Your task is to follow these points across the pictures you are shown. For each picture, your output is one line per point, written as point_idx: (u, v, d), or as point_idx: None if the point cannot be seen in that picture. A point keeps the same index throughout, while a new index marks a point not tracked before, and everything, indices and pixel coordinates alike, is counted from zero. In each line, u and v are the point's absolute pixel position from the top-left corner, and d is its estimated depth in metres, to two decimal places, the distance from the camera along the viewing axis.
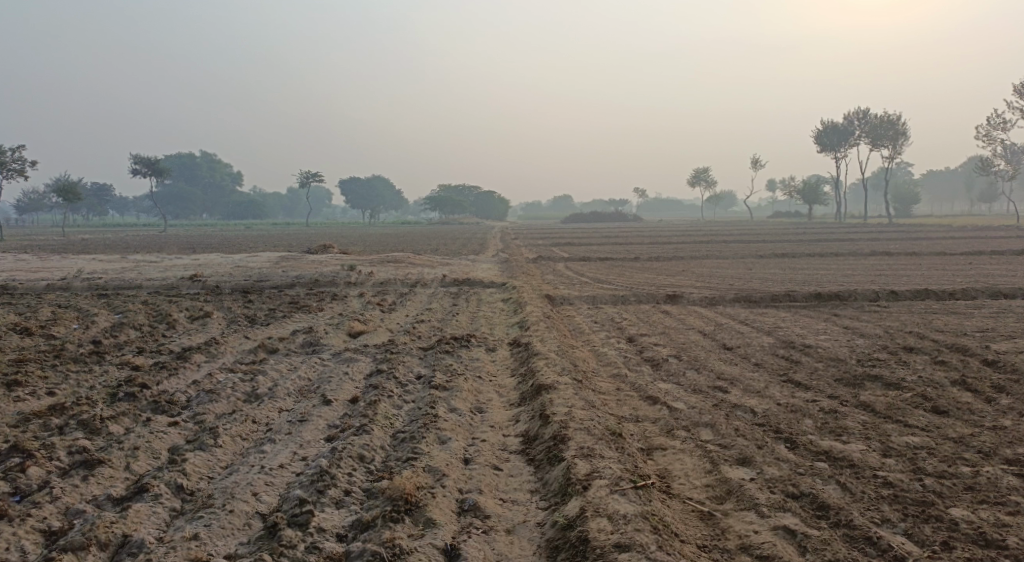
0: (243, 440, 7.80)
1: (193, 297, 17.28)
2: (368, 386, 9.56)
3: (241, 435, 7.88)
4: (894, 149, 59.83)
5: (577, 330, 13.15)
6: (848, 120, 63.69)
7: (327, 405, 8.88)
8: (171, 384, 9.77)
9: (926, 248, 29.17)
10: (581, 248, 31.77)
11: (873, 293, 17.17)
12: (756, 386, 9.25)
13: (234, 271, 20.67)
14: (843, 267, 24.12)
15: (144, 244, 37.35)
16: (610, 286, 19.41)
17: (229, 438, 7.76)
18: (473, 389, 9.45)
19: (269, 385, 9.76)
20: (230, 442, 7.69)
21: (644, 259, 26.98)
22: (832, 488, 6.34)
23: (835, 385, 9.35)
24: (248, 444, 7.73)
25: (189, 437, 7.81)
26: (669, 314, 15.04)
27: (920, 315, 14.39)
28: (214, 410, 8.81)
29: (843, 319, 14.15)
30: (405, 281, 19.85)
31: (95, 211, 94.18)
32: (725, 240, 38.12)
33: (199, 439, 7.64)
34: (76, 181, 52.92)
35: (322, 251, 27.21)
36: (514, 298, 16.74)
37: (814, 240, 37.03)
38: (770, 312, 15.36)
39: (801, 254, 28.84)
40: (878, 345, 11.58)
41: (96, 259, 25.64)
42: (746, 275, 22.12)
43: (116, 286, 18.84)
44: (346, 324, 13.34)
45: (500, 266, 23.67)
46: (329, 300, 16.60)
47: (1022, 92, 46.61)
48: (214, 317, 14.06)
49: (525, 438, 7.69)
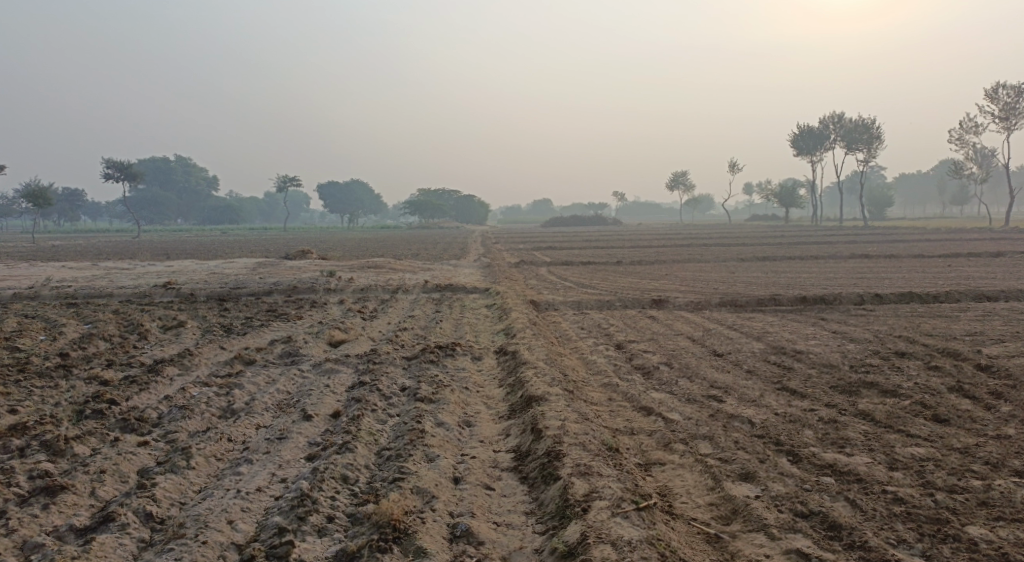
0: (217, 461, 7.45)
1: (166, 305, 16.84)
2: (351, 399, 9.22)
3: (215, 455, 7.54)
4: (869, 152, 60.10)
5: (564, 337, 12.86)
6: (823, 124, 64.01)
7: (307, 421, 8.53)
8: (141, 399, 9.39)
9: (904, 251, 29.18)
10: (562, 252, 31.48)
11: (859, 296, 17.01)
12: (750, 395, 8.99)
13: (209, 279, 20.21)
14: (824, 269, 24.03)
15: (119, 251, 36.70)
16: (594, 290, 19.15)
17: (203, 459, 7.41)
18: (460, 401, 9.13)
19: (246, 399, 9.40)
20: (203, 463, 7.35)
21: (626, 262, 26.78)
22: (841, 506, 6.09)
23: (831, 393, 9.10)
24: (223, 465, 7.37)
25: (160, 458, 7.46)
26: (656, 319, 14.77)
27: (908, 318, 14.21)
28: (187, 428, 8.46)
29: (831, 323, 13.94)
30: (386, 287, 19.49)
31: (66, 217, 93.07)
32: (706, 242, 38.06)
33: (171, 461, 7.30)
34: (47, 187, 52.00)
35: (299, 257, 26.80)
36: (498, 303, 16.44)
37: (793, 242, 37.00)
38: (757, 316, 15.15)
39: (782, 257, 28.75)
40: (870, 350, 11.36)
41: (65, 266, 25.10)
42: (729, 278, 21.94)
43: (86, 294, 18.32)
44: (326, 333, 12.97)
45: (482, 271, 23.36)
46: (308, 308, 16.21)
47: (993, 95, 46.92)
48: (188, 327, 13.64)
49: (517, 454, 7.38)
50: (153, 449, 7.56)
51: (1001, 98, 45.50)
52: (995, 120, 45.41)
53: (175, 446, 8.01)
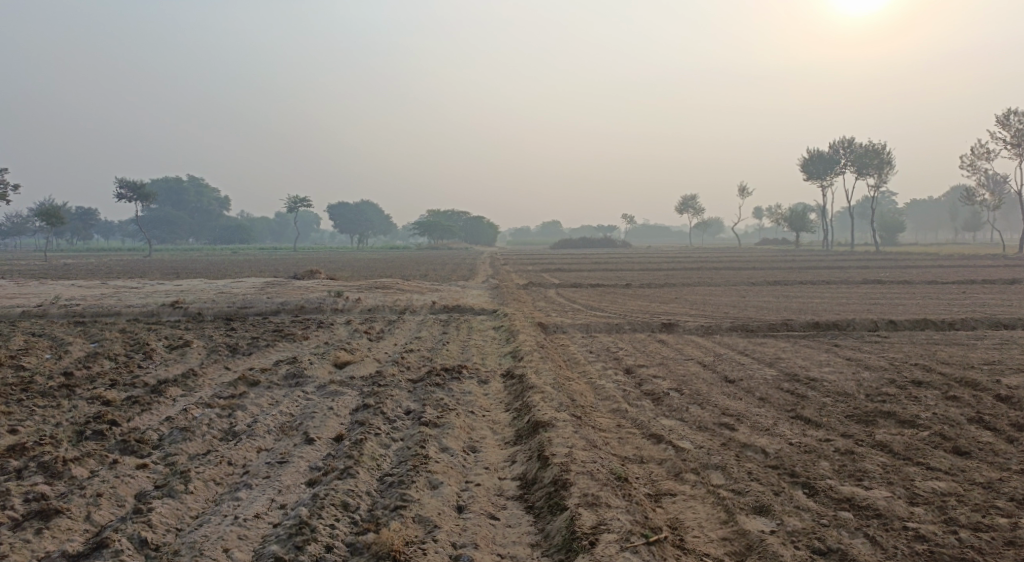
0: (216, 486, 7.26)
1: (173, 324, 16.71)
2: (354, 422, 9.02)
3: (214, 479, 7.35)
4: (881, 178, 59.86)
5: (572, 361, 12.66)
6: (834, 149, 63.87)
7: (309, 444, 8.34)
8: (142, 420, 9.22)
9: (917, 276, 28.88)
10: (571, 274, 31.29)
11: (872, 322, 16.75)
12: (763, 423, 8.76)
13: (217, 298, 20.09)
14: (836, 295, 23.77)
15: (129, 269, 36.72)
16: (603, 314, 18.94)
17: (202, 483, 7.22)
18: (466, 425, 8.93)
19: (248, 422, 9.21)
20: (202, 488, 7.16)
21: (636, 285, 26.56)
22: (860, 543, 5.86)
23: (846, 422, 8.86)
24: (222, 490, 7.18)
25: (159, 481, 7.28)
26: (666, 343, 14.55)
27: (923, 346, 13.95)
28: (187, 451, 8.27)
29: (845, 349, 13.69)
30: (393, 308, 19.33)
31: (78, 234, 93.51)
32: (716, 266, 37.81)
33: (168, 485, 7.11)
34: (59, 205, 52.20)
35: (308, 277, 26.71)
36: (506, 326, 16.24)
37: (804, 267, 36.71)
38: (769, 342, 14.91)
39: (793, 282, 28.49)
40: (885, 378, 11.11)
41: (74, 284, 25.06)
42: (740, 303, 21.69)
43: (94, 313, 18.22)
44: (332, 353, 12.79)
45: (490, 292, 23.17)
46: (315, 328, 16.04)
47: (1006, 121, 46.71)
48: (193, 347, 13.48)
49: (523, 482, 7.17)
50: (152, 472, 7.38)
51: (1013, 125, 45.22)
52: (1008, 146, 45.15)
53: (174, 468, 7.82)
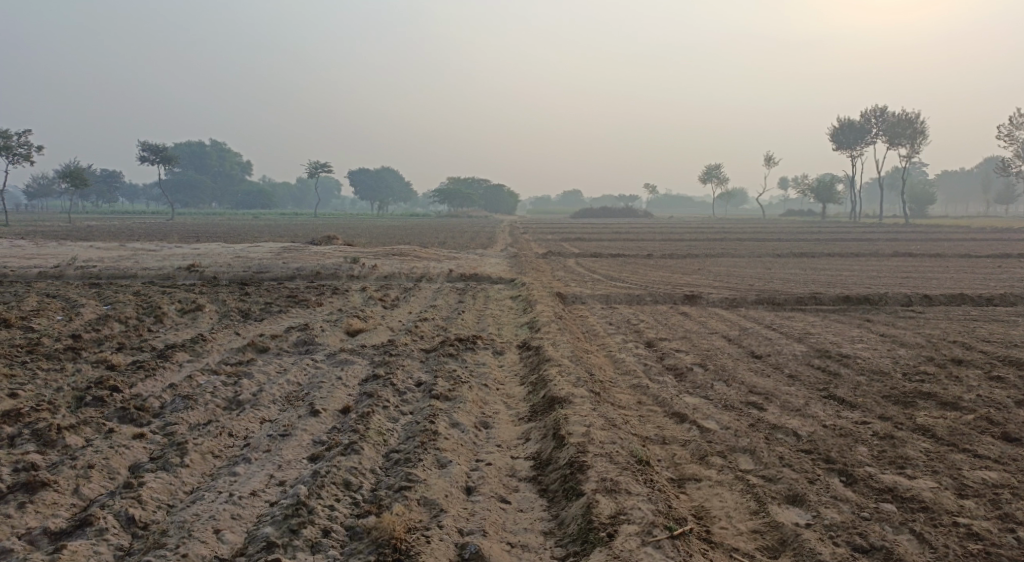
0: (213, 459, 6.86)
1: (187, 288, 16.34)
2: (363, 394, 8.58)
3: (212, 451, 6.96)
4: (912, 148, 58.45)
5: (592, 333, 12.16)
6: (865, 119, 62.49)
7: (314, 417, 7.92)
8: (145, 387, 8.83)
9: (949, 250, 28.04)
10: (593, 244, 30.66)
11: (905, 296, 16.11)
12: (794, 403, 8.25)
13: (233, 262, 19.71)
14: (866, 268, 23.07)
15: (152, 232, 36.51)
16: (624, 284, 18.42)
17: (198, 456, 6.83)
18: (479, 399, 8.48)
19: (254, 390, 8.80)
20: (198, 461, 6.76)
21: (658, 256, 25.95)
22: (906, 540, 5.37)
23: (884, 404, 8.34)
24: (219, 464, 6.79)
25: (155, 453, 6.90)
26: (689, 316, 14.01)
27: (961, 322, 13.32)
28: (188, 420, 7.86)
29: (878, 325, 13.09)
30: (410, 275, 18.88)
31: (103, 196, 93.69)
32: (741, 238, 37.01)
33: (163, 458, 6.72)
34: (83, 167, 51.97)
35: (326, 242, 26.31)
36: (524, 295, 15.76)
37: (832, 239, 35.86)
38: (797, 316, 14.33)
39: (821, 254, 27.79)
40: (922, 357, 10.54)
41: (92, 246, 24.78)
42: (765, 275, 21.06)
43: (110, 275, 17.91)
44: (344, 321, 12.37)
45: (508, 261, 22.68)
46: (329, 294, 15.64)
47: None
48: (205, 311, 13.10)
49: (536, 463, 6.73)
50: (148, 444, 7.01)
51: None
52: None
53: (172, 439, 7.42)
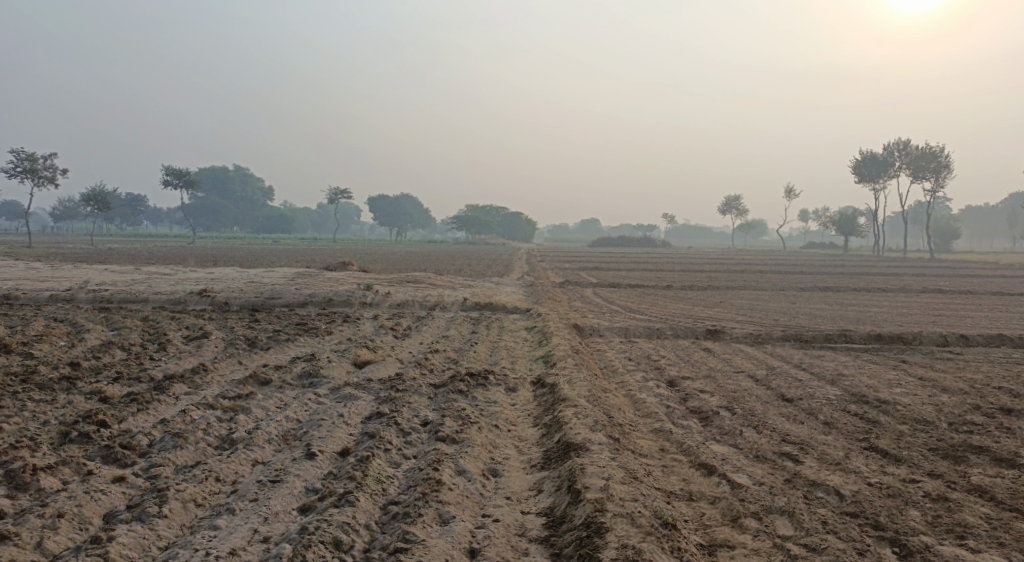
0: (196, 509, 6.29)
1: (197, 314, 15.81)
2: (363, 434, 7.91)
3: (195, 499, 6.37)
4: (937, 182, 57.53)
5: (611, 370, 11.48)
6: (889, 151, 61.66)
7: (309, 460, 7.28)
8: (136, 422, 8.16)
9: (979, 287, 27.15)
10: (611, 273, 29.96)
11: (941, 336, 15.32)
12: (833, 456, 7.55)
13: (245, 288, 19.18)
14: (895, 304, 22.26)
15: (168, 256, 36.14)
16: (643, 317, 17.75)
17: (179, 506, 6.25)
18: (488, 442, 7.82)
19: (249, 428, 8.12)
20: (177, 511, 6.21)
21: (678, 287, 25.23)
22: None
23: (931, 458, 7.66)
24: (202, 515, 6.23)
25: (133, 499, 6.36)
26: (712, 353, 13.31)
27: (1002, 365, 12.56)
28: (175, 462, 7.25)
29: (913, 367, 12.34)
30: (424, 303, 18.28)
31: (127, 220, 94.27)
32: (762, 270, 36.19)
33: (141, 506, 6.19)
34: (105, 189, 51.94)
35: (340, 268, 25.78)
36: (540, 326, 15.12)
37: (856, 273, 34.98)
38: (827, 355, 13.59)
39: (846, 288, 26.99)
40: (967, 404, 9.80)
41: (107, 269, 24.32)
42: (790, 310, 20.32)
43: (120, 299, 17.41)
44: (352, 351, 11.76)
45: (525, 290, 22.06)
46: (339, 323, 15.04)
47: None
48: (211, 339, 12.51)
49: (549, 520, 6.12)
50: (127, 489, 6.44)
51: None
52: None
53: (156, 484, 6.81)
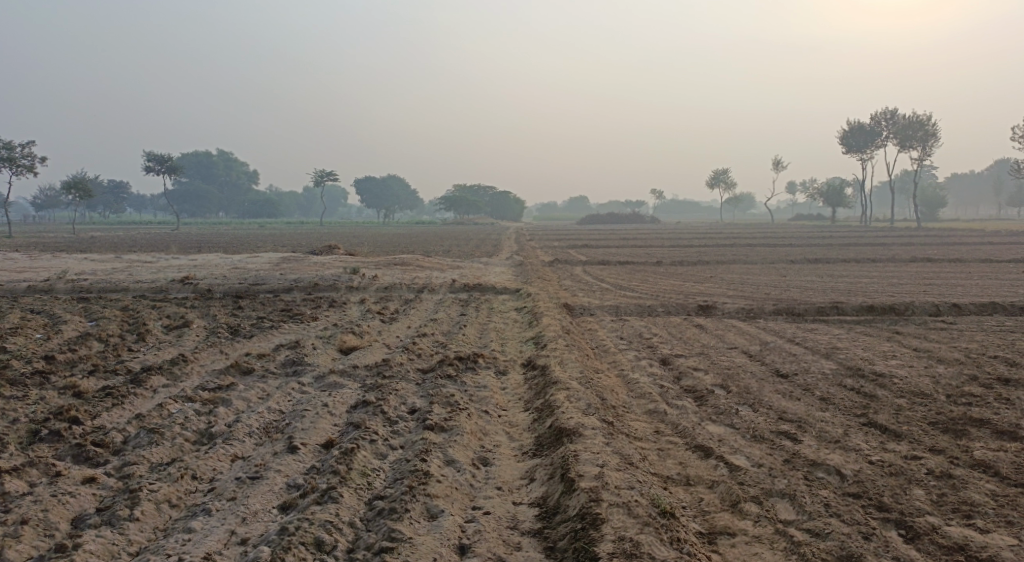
0: (170, 510, 6.10)
1: (179, 302, 15.47)
2: (348, 425, 7.65)
3: (170, 499, 6.17)
4: (924, 151, 57.40)
5: (603, 350, 11.26)
6: (876, 121, 61.47)
7: (290, 454, 7.02)
8: (110, 418, 7.85)
9: (968, 254, 27.01)
10: (599, 251, 29.74)
11: (933, 305, 15.15)
12: (831, 434, 7.34)
13: (229, 274, 18.83)
14: (885, 274, 22.14)
15: (152, 243, 35.67)
16: (634, 294, 17.53)
17: (151, 508, 6.05)
18: (478, 430, 7.57)
19: (229, 421, 7.83)
20: (150, 513, 6.01)
21: (668, 263, 25.02)
22: None
23: (931, 433, 7.48)
24: (176, 516, 6.02)
25: (104, 501, 6.15)
26: (704, 329, 13.09)
27: (996, 334, 12.41)
28: (150, 460, 6.98)
29: (908, 338, 12.16)
30: (411, 286, 18.00)
31: (110, 207, 93.38)
32: (752, 243, 36.04)
33: (110, 509, 6.00)
34: (86, 178, 51.22)
35: (326, 252, 25.42)
36: (530, 307, 14.88)
37: (845, 243, 34.89)
38: (820, 328, 13.40)
39: (836, 259, 26.89)
40: (964, 375, 9.63)
41: (87, 258, 23.88)
42: (781, 283, 20.16)
43: (100, 289, 17.03)
44: (337, 337, 11.47)
45: (514, 269, 21.82)
46: (325, 308, 14.76)
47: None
48: (192, 328, 12.19)
49: (542, 511, 5.91)
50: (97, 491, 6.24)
51: None
52: None
53: (128, 484, 6.54)
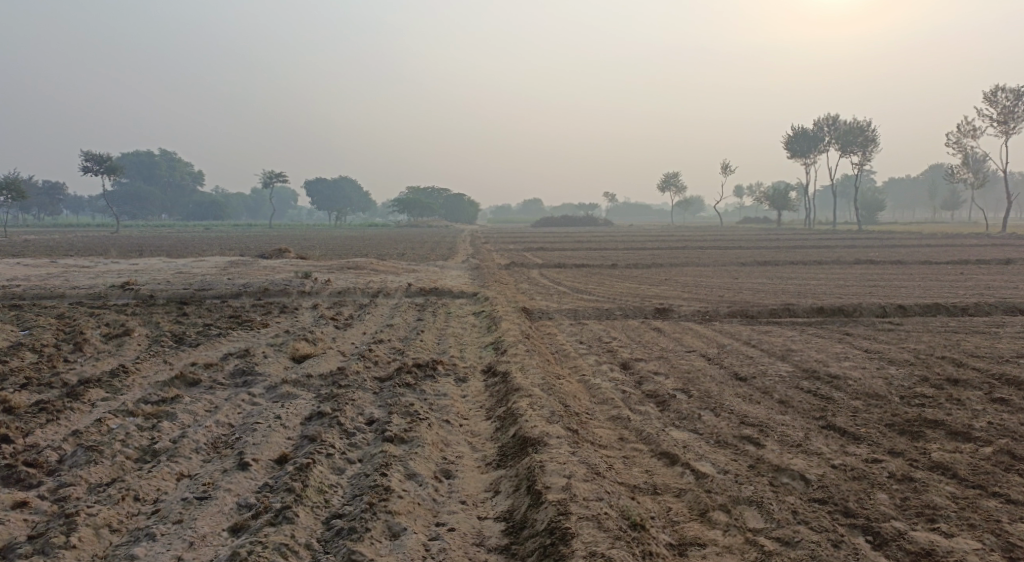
0: (110, 535, 6.13)
1: (120, 309, 15.04)
2: (303, 438, 7.47)
3: (109, 524, 6.22)
4: (864, 156, 58.59)
5: (562, 355, 11.20)
6: (819, 126, 62.66)
7: (242, 471, 6.85)
8: (44, 435, 7.59)
9: (910, 257, 27.58)
10: (554, 253, 29.72)
11: (881, 307, 15.38)
12: (792, 438, 7.37)
13: (173, 279, 18.38)
14: (833, 276, 22.47)
15: (93, 247, 34.65)
16: (590, 297, 17.52)
17: (89, 533, 6.09)
18: (440, 440, 7.45)
19: (174, 436, 7.60)
20: (88, 540, 6.04)
21: (622, 266, 25.10)
22: None
23: (889, 435, 7.55)
24: (117, 542, 6.06)
25: (36, 529, 6.18)
26: (662, 332, 13.10)
27: (944, 334, 12.62)
28: (88, 480, 6.79)
29: (860, 339, 12.30)
30: (365, 290, 17.76)
31: (48, 209, 90.96)
32: (703, 245, 36.34)
33: (44, 536, 6.04)
34: (20, 180, 49.71)
35: (276, 256, 24.99)
36: (486, 311, 14.76)
37: (793, 246, 35.38)
38: (774, 330, 13.52)
39: (785, 261, 27.23)
40: (917, 376, 9.76)
41: (22, 263, 23.11)
42: (733, 286, 20.32)
43: (35, 296, 16.48)
44: (290, 345, 11.23)
45: (469, 273, 21.69)
46: (276, 314, 14.46)
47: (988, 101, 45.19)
48: (134, 337, 11.82)
49: (509, 526, 5.99)
50: (29, 519, 6.25)
51: (999, 104, 42.78)
52: (994, 122, 43.97)
53: (63, 509, 6.38)
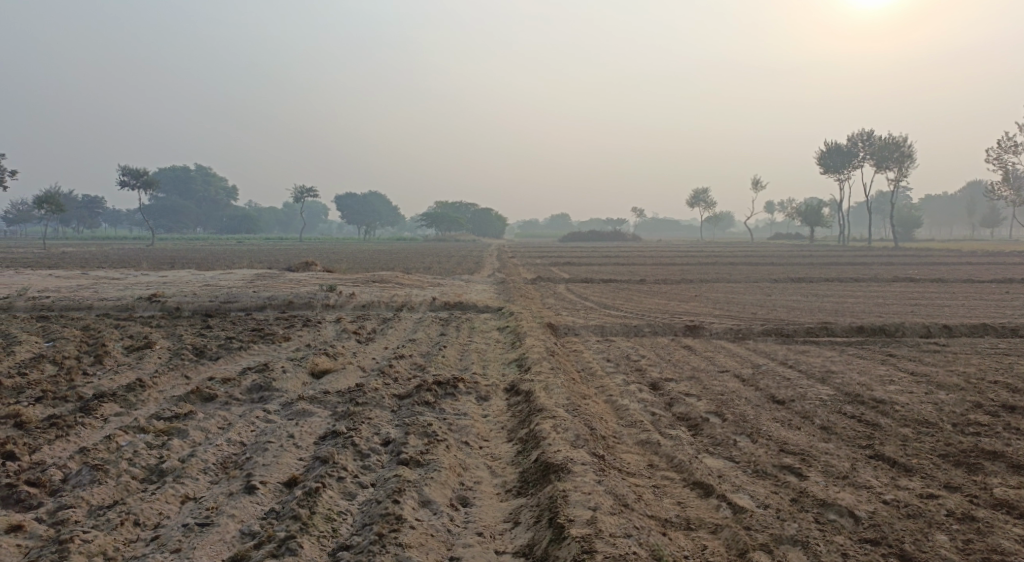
0: None
1: (144, 321, 14.77)
2: (314, 459, 7.04)
3: (106, 551, 5.83)
4: (901, 171, 57.48)
5: (589, 373, 10.70)
6: (853, 141, 61.62)
7: (248, 495, 6.43)
8: (50, 452, 7.23)
9: (950, 275, 26.69)
10: (583, 268, 29.20)
11: (925, 327, 14.69)
12: (838, 468, 6.82)
13: (199, 291, 18.14)
14: (871, 294, 21.73)
15: (125, 258, 34.68)
16: (619, 313, 16.99)
17: None
18: (458, 463, 6.99)
19: (183, 455, 7.21)
20: None
21: (652, 281, 24.54)
22: None
23: (944, 466, 6.98)
24: None
25: (31, 556, 5.80)
26: (694, 351, 12.54)
27: (994, 356, 11.95)
28: (90, 502, 6.41)
29: (904, 361, 11.64)
30: (390, 304, 17.38)
31: (84, 222, 92.20)
32: (736, 261, 35.62)
33: None
34: (58, 193, 50.25)
35: (304, 269, 24.73)
36: (512, 326, 14.31)
37: (829, 263, 34.52)
38: (812, 350, 12.91)
39: (820, 278, 26.47)
40: (969, 401, 9.14)
41: (52, 274, 23.07)
42: (767, 302, 19.70)
43: (62, 307, 16.30)
44: (309, 359, 10.82)
45: (496, 287, 21.27)
46: (298, 327, 14.12)
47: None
48: (155, 349, 11.50)
49: None
50: (26, 545, 5.88)
51: None
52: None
53: (60, 534, 6.01)
